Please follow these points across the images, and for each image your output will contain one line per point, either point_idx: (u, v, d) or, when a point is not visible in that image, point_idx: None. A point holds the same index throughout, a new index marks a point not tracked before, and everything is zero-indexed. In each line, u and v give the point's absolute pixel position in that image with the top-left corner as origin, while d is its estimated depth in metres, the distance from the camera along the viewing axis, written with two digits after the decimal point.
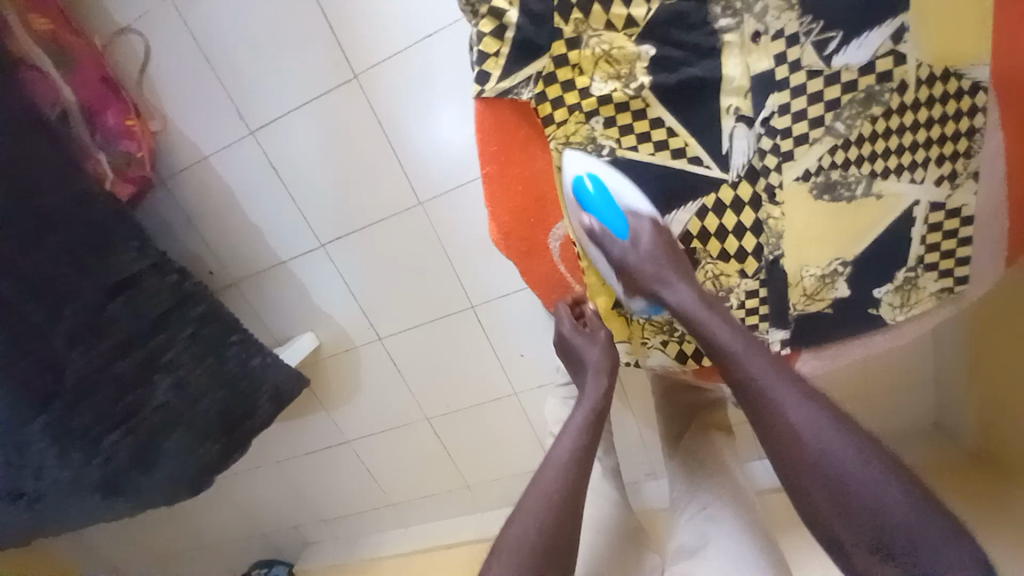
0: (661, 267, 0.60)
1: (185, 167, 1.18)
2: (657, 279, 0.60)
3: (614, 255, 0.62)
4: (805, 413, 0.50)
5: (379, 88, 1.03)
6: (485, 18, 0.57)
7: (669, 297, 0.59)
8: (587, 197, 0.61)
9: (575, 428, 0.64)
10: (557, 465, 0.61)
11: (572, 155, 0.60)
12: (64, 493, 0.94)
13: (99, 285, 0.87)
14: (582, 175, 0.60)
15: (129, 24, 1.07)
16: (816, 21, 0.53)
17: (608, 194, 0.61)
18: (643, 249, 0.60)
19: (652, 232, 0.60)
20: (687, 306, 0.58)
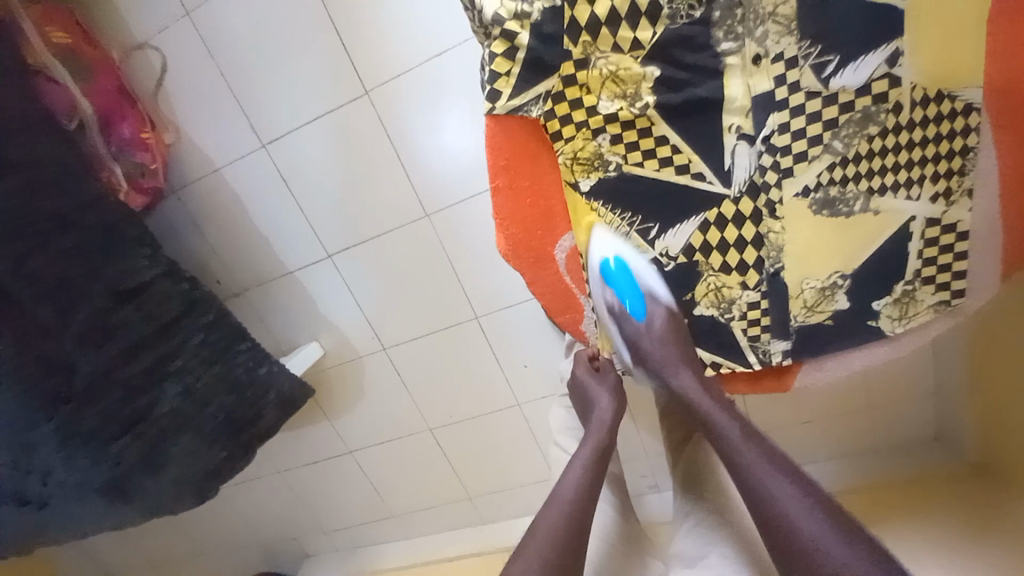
0: (668, 352, 0.65)
1: (197, 178, 1.21)
2: (666, 366, 0.65)
3: (628, 333, 0.68)
4: (739, 437, 0.55)
5: (390, 103, 1.06)
6: (498, 40, 0.59)
7: (676, 383, 0.64)
8: (610, 274, 0.67)
9: (580, 464, 0.69)
10: (567, 492, 0.65)
11: (600, 238, 0.66)
12: (70, 498, 0.94)
13: (112, 292, 0.89)
14: (607, 257, 0.66)
15: (147, 40, 1.11)
16: (814, 45, 0.56)
17: (631, 275, 0.66)
18: (655, 329, 0.65)
19: (665, 316, 0.66)
20: (667, 358, 0.65)
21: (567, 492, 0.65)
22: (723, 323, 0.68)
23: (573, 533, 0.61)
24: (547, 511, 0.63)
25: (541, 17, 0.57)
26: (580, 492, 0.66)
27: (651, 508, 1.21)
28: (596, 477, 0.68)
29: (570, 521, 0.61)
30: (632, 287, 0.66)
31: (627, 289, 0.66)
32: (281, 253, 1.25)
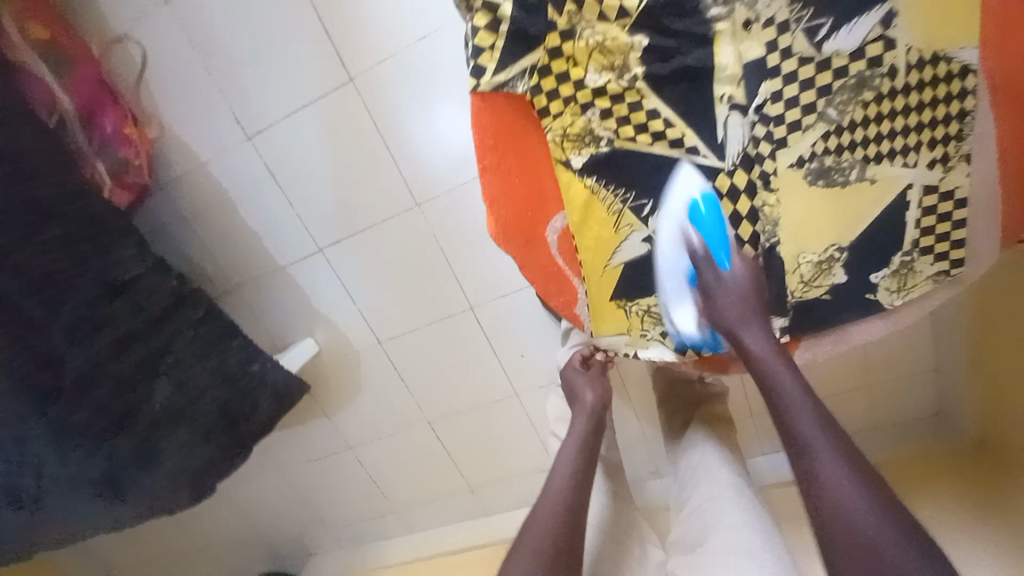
0: (744, 307, 0.61)
1: (183, 173, 1.19)
2: (738, 319, 0.61)
3: (706, 279, 0.63)
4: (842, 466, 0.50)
5: (376, 90, 1.04)
6: (479, 13, 0.57)
7: (746, 339, 0.60)
8: (698, 216, 0.62)
9: (570, 454, 0.75)
10: (562, 480, 0.72)
11: (687, 178, 0.61)
12: (65, 499, 0.93)
13: (97, 289, 0.87)
14: (696, 197, 0.61)
15: (125, 32, 1.08)
16: (806, 8, 0.54)
17: (719, 216, 0.62)
18: (738, 284, 0.61)
19: (745, 265, 0.62)
20: (763, 353, 0.59)
21: (561, 480, 0.72)
22: None
23: (569, 520, 0.67)
24: (545, 501, 0.69)
25: None
26: (575, 474, 0.72)
27: (652, 494, 1.20)
28: (586, 465, 0.74)
29: (565, 509, 0.67)
30: (720, 236, 0.62)
31: (713, 233, 0.62)
32: (272, 248, 1.24)
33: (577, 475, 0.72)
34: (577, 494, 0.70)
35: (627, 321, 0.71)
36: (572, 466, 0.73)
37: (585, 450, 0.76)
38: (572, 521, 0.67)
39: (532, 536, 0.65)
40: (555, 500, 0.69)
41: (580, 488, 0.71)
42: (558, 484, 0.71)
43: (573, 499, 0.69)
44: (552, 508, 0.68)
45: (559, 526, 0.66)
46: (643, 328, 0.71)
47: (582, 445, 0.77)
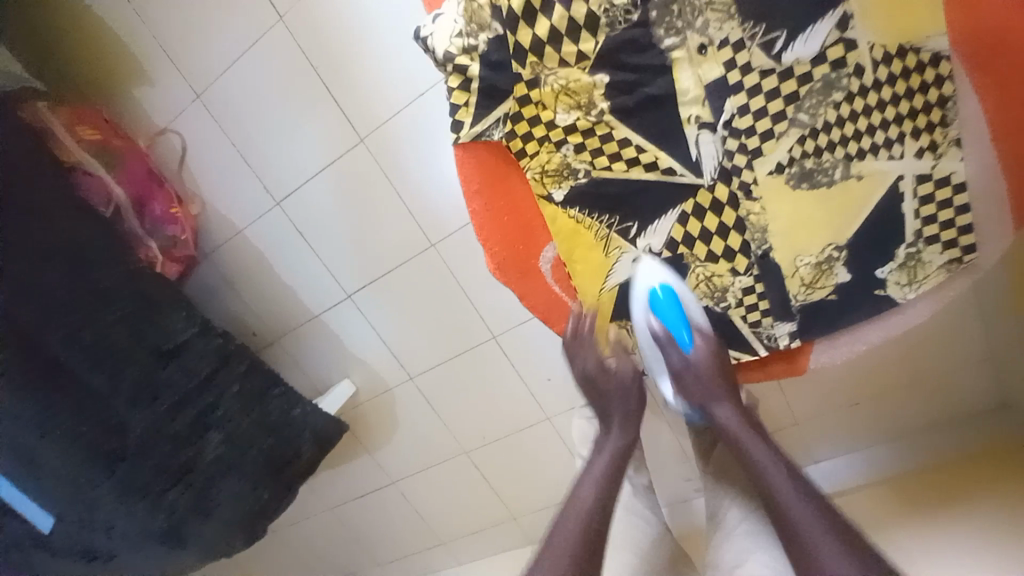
0: (710, 382, 0.70)
1: (223, 241, 1.31)
2: (705, 394, 0.70)
3: (675, 361, 0.71)
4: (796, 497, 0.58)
5: (382, 145, 1.12)
6: (453, 74, 0.62)
7: (717, 413, 0.70)
8: (657, 301, 0.67)
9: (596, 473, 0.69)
10: (586, 500, 0.65)
11: (645, 266, 0.67)
12: (137, 549, 1.02)
13: (154, 355, 0.98)
14: (656, 285, 0.66)
15: (167, 126, 1.23)
16: (758, 24, 0.55)
17: (677, 303, 0.67)
18: (702, 361, 0.69)
19: (708, 350, 0.69)
20: (733, 427, 0.68)
21: (584, 502, 0.66)
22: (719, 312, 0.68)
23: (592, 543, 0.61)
24: (567, 519, 0.64)
25: (487, 47, 0.60)
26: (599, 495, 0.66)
27: (696, 512, 1.16)
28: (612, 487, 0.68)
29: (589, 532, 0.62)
30: (681, 319, 0.68)
31: (673, 316, 0.68)
32: (306, 299, 1.33)
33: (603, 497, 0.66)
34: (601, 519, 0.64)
35: None
36: (597, 487, 0.67)
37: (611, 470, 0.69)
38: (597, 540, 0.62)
39: (552, 560, 0.59)
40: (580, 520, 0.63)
41: (606, 510, 0.65)
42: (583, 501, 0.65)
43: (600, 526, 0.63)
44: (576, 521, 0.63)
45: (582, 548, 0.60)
46: (647, 346, 0.73)
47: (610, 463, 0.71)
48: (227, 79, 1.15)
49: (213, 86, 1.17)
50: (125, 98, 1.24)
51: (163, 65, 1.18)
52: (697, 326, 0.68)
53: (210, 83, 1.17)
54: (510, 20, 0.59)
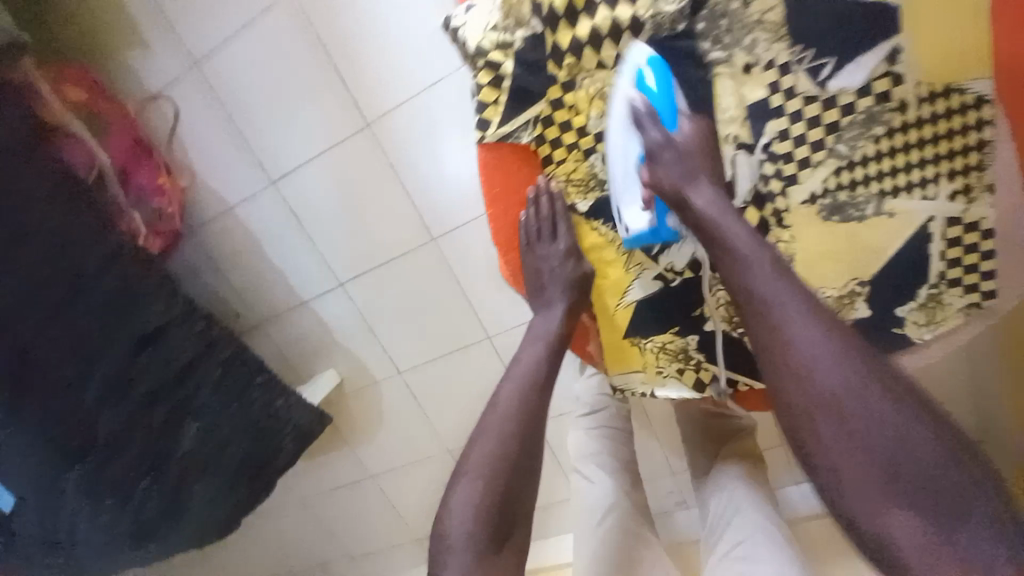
0: (690, 164, 0.55)
1: (212, 218, 1.25)
2: (681, 178, 0.54)
3: (650, 140, 0.55)
4: (835, 372, 0.44)
5: (391, 133, 1.08)
6: (484, 69, 0.59)
7: (694, 200, 0.54)
8: (648, 90, 0.55)
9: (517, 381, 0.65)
10: (505, 413, 0.62)
11: (637, 49, 0.55)
12: (101, 540, 0.97)
13: (131, 336, 0.92)
14: (644, 64, 0.55)
15: (158, 90, 1.16)
16: (807, 49, 0.54)
17: (666, 91, 0.56)
18: (684, 142, 0.55)
19: (697, 125, 0.56)
20: (708, 212, 0.53)
21: (504, 407, 0.63)
22: (737, 337, 0.66)
23: (511, 471, 0.60)
24: (483, 439, 0.61)
25: (523, 46, 0.58)
26: (520, 410, 0.63)
27: (679, 527, 1.15)
28: (537, 401, 0.64)
29: (504, 452, 0.60)
30: (665, 104, 0.56)
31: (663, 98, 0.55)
32: (296, 284, 1.28)
33: (524, 412, 0.62)
34: (522, 446, 0.61)
35: (643, 359, 0.72)
36: (519, 399, 0.63)
37: (534, 384, 0.64)
38: (517, 464, 0.60)
39: (465, 490, 0.59)
40: (498, 442, 0.60)
41: (526, 426, 0.62)
42: (505, 418, 0.62)
43: (514, 447, 0.60)
44: (495, 443, 0.61)
45: (496, 477, 0.59)
46: (659, 365, 0.71)
47: (537, 366, 0.65)
48: (229, 47, 1.09)
49: (213, 53, 1.10)
50: (114, 58, 1.16)
51: (159, 27, 1.11)
52: (682, 110, 0.56)
53: (209, 50, 1.10)
54: (550, 20, 0.56)
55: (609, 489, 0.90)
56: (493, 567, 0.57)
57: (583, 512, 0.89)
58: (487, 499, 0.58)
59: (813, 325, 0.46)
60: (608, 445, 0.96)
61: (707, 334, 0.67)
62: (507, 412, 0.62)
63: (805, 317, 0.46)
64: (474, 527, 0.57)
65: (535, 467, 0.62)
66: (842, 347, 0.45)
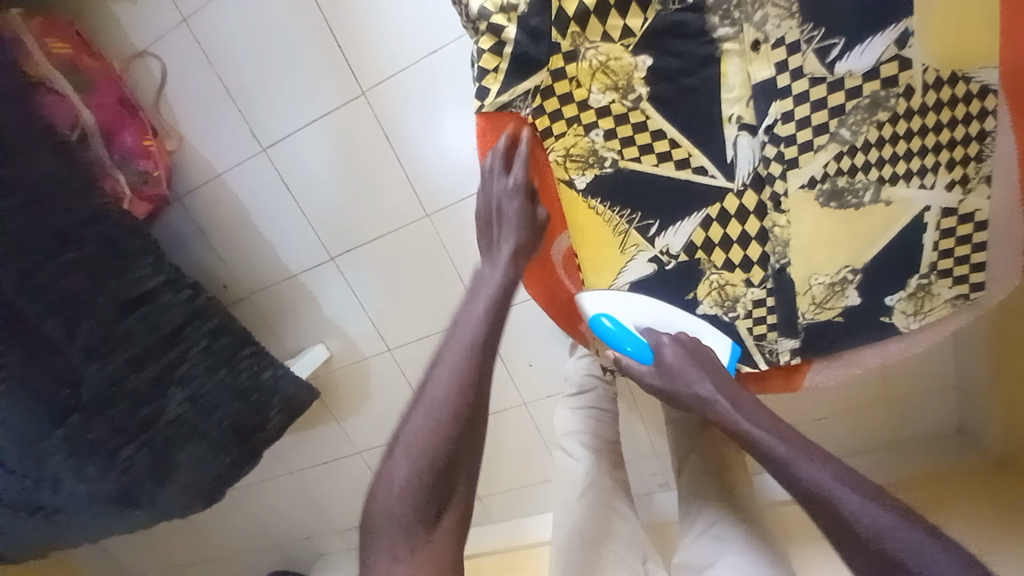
0: (683, 373, 0.61)
1: (199, 184, 1.21)
2: (682, 377, 0.60)
3: (645, 382, 0.64)
4: (841, 492, 0.48)
5: (387, 103, 1.05)
6: (485, 34, 0.56)
7: (696, 391, 0.59)
8: (607, 331, 0.65)
9: (462, 339, 0.59)
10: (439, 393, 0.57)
11: (590, 297, 0.67)
12: (82, 505, 0.96)
13: (114, 301, 0.89)
14: (601, 313, 0.66)
15: (146, 48, 1.11)
16: (816, 29, 0.53)
17: (627, 328, 0.65)
18: (667, 366, 0.61)
19: (674, 345, 0.62)
20: (714, 402, 0.58)
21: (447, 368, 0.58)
22: (727, 322, 0.67)
23: (449, 442, 0.56)
24: (419, 408, 0.57)
25: (528, 10, 0.55)
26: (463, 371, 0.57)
27: (661, 508, 1.19)
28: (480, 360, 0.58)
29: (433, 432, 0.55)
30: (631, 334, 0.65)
31: (628, 337, 0.65)
32: (285, 256, 1.25)
33: (469, 372, 0.57)
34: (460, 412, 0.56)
35: None
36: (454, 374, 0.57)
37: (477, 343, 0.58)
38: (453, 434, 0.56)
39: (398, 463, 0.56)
40: (435, 411, 0.56)
41: (467, 392, 0.57)
42: (438, 392, 0.57)
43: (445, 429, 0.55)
44: (425, 421, 0.56)
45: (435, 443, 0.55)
46: None
47: (482, 324, 0.59)
48: (220, 5, 1.04)
49: (201, 11, 1.06)
50: (100, 13, 1.12)
51: None
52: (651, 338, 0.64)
53: (198, 7, 1.06)
54: None
55: (593, 466, 0.91)
56: (426, 549, 0.54)
57: (562, 485, 0.91)
58: (419, 472, 0.55)
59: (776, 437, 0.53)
60: (594, 425, 0.98)
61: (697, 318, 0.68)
62: (445, 375, 0.57)
63: (797, 450, 0.51)
64: (404, 505, 0.54)
65: (471, 448, 0.57)
66: (832, 467, 0.50)
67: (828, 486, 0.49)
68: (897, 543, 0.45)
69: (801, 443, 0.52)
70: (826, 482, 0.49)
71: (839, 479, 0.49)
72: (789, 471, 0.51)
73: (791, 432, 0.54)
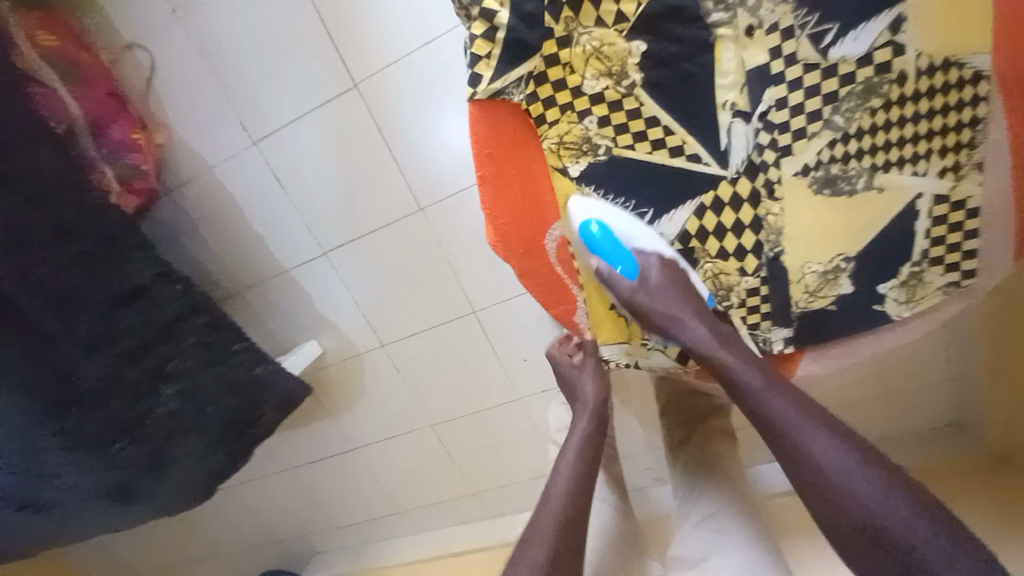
0: (670, 306, 0.63)
1: (191, 178, 1.20)
2: (672, 318, 0.63)
3: (623, 293, 0.65)
4: (827, 449, 0.55)
5: (380, 96, 1.04)
6: (478, 21, 0.57)
7: (685, 337, 0.63)
8: (595, 240, 0.63)
9: (572, 454, 0.72)
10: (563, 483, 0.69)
11: (579, 203, 0.63)
12: (79, 498, 0.95)
13: (106, 295, 0.87)
14: (589, 220, 0.63)
15: (136, 39, 1.09)
16: (811, 14, 0.53)
17: (615, 239, 0.63)
18: (651, 284, 0.63)
19: (660, 267, 0.64)
20: (703, 343, 0.62)
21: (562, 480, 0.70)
22: (721, 311, 0.67)
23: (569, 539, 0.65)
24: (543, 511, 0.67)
25: None
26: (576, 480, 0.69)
27: (655, 501, 1.19)
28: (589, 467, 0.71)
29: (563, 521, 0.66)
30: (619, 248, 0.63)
31: (615, 253, 0.63)
32: (278, 251, 1.24)
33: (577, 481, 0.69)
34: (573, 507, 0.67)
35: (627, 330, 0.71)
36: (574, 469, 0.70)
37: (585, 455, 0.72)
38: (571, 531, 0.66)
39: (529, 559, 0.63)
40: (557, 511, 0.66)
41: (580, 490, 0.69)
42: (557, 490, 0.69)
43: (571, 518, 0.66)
44: (554, 514, 0.66)
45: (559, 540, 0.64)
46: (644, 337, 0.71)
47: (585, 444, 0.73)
48: None
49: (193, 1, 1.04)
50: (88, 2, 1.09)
51: None
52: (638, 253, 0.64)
53: None
54: None
55: None
56: None
57: None
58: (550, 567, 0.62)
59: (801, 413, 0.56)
60: None
61: None
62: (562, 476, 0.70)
63: (794, 409, 0.57)
64: None
65: (586, 531, 0.69)
66: (828, 428, 0.56)
67: (840, 464, 0.54)
68: (871, 500, 0.52)
69: (801, 403, 0.57)
70: (839, 459, 0.54)
71: (847, 456, 0.54)
72: (807, 447, 0.55)
73: (793, 390, 0.59)
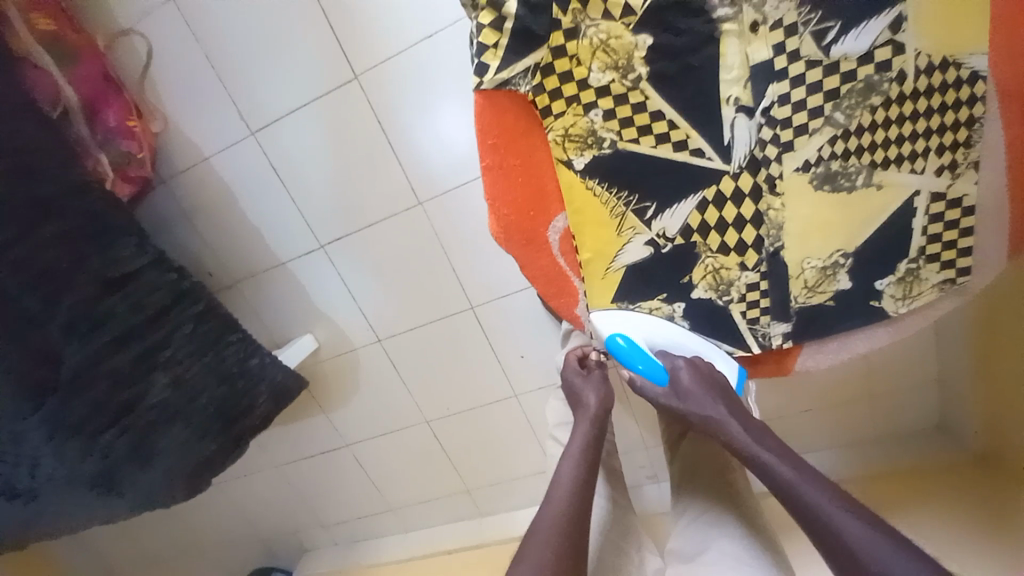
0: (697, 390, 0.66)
1: (185, 168, 1.18)
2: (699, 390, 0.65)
3: (654, 399, 0.69)
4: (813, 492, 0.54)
5: (381, 88, 1.03)
6: (485, 9, 0.57)
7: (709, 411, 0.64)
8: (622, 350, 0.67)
9: (575, 454, 0.73)
10: (566, 486, 0.69)
11: (604, 316, 0.69)
12: (60, 488, 0.92)
13: (93, 278, 0.86)
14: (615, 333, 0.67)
15: (132, 25, 1.08)
16: (814, 11, 0.54)
17: (640, 348, 0.67)
18: (680, 382, 0.66)
19: (687, 368, 0.66)
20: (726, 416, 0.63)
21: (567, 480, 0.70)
22: (721, 305, 0.67)
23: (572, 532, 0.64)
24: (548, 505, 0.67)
25: None
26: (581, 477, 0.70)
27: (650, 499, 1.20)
28: (591, 467, 0.72)
29: (565, 520, 0.65)
30: (643, 354, 0.67)
31: (641, 359, 0.67)
32: (274, 243, 1.23)
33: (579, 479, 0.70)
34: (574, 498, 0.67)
35: None
36: (576, 469, 0.71)
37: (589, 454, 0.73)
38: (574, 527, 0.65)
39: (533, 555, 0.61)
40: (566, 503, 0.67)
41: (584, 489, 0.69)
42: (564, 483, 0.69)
43: (574, 517, 0.65)
44: (557, 512, 0.66)
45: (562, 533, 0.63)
46: None
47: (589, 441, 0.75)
48: None
49: None
50: None
51: None
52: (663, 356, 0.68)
53: None
54: None
55: None
56: None
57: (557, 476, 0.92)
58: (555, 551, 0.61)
59: (814, 486, 0.55)
60: None
61: (693, 302, 0.68)
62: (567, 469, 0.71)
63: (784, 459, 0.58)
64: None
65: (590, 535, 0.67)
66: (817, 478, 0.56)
67: (842, 523, 0.51)
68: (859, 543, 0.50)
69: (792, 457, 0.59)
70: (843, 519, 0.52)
71: (834, 500, 0.53)
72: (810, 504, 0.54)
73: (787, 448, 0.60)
